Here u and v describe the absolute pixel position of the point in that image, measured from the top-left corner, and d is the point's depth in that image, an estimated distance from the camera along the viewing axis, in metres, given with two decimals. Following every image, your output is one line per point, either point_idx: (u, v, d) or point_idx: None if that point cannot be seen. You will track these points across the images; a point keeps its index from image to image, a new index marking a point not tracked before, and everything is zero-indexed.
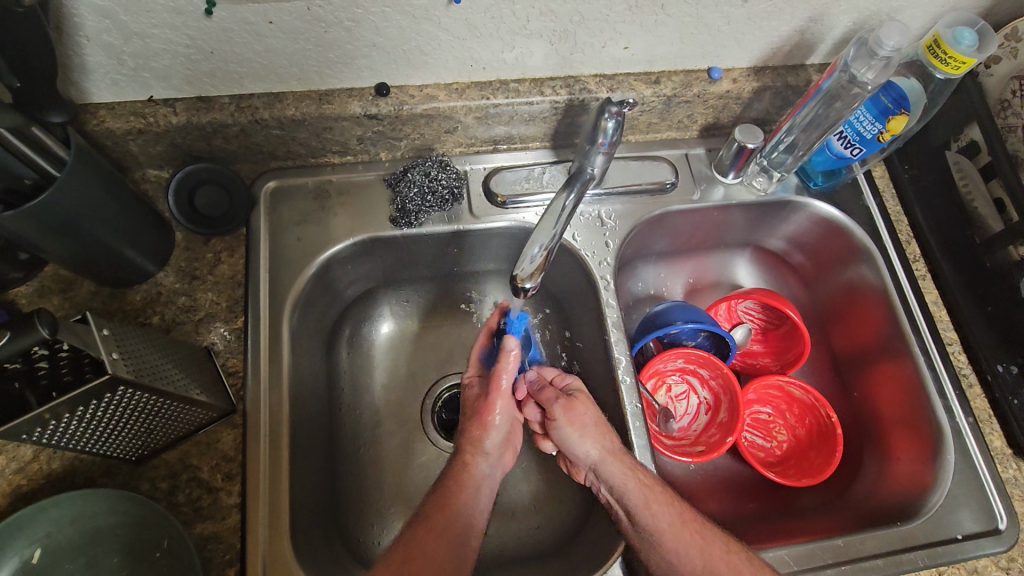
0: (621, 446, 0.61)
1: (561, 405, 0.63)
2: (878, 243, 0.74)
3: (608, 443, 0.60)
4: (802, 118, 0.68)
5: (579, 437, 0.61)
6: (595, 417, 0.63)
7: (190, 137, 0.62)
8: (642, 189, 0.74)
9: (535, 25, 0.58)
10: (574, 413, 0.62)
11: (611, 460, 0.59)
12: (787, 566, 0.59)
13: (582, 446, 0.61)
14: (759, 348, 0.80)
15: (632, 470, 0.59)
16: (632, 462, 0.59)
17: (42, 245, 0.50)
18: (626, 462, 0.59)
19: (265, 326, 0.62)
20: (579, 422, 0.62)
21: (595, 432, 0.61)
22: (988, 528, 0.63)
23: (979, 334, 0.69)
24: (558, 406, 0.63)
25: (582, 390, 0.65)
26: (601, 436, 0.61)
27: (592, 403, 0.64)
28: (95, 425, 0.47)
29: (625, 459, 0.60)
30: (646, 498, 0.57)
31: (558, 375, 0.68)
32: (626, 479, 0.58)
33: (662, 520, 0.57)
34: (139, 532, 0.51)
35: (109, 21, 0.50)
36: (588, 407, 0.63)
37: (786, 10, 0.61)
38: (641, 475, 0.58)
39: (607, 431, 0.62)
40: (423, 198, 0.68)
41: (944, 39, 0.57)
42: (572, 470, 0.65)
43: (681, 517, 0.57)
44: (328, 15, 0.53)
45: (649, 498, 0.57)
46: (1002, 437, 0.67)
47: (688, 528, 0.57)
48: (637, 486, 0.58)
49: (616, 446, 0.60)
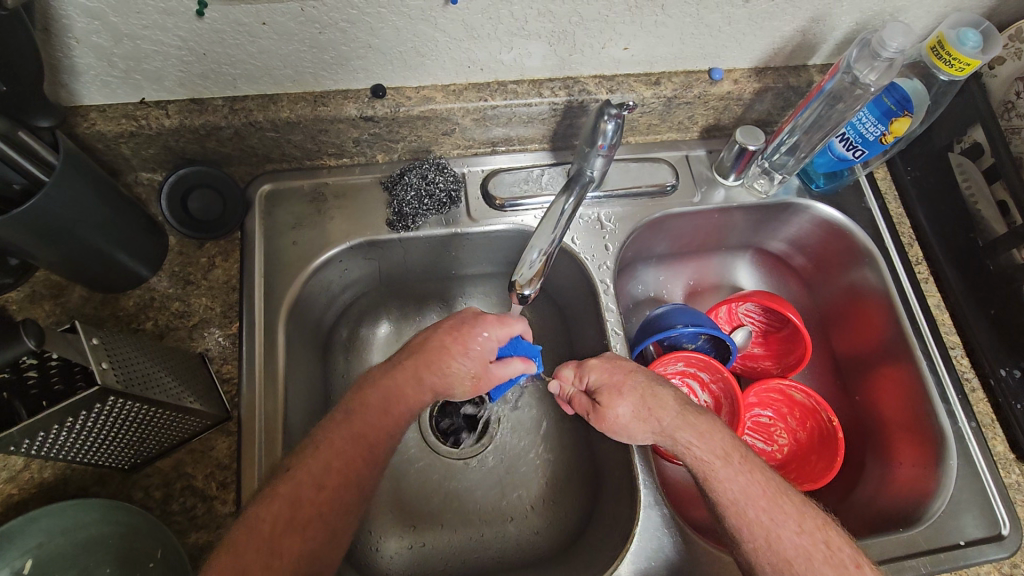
0: (670, 422, 0.57)
1: (593, 420, 0.61)
2: (881, 246, 0.73)
3: (655, 428, 0.58)
4: (804, 120, 0.67)
5: (629, 437, 0.59)
6: (628, 409, 0.58)
7: (184, 140, 0.61)
8: (642, 190, 0.73)
9: (533, 25, 0.57)
10: (608, 423, 0.59)
11: (667, 441, 0.58)
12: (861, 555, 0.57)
13: (638, 440, 0.59)
14: (760, 351, 0.79)
15: (687, 447, 0.56)
16: (688, 439, 0.57)
17: (30, 250, 0.49)
18: (682, 439, 0.57)
19: (259, 332, 0.61)
20: (619, 424, 0.59)
21: (637, 425, 0.58)
22: (991, 534, 0.62)
23: (981, 337, 0.69)
24: (595, 421, 0.60)
25: (603, 385, 0.60)
26: (646, 424, 0.58)
27: (619, 395, 0.59)
28: (87, 435, 0.46)
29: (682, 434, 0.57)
30: (705, 474, 0.55)
31: (576, 371, 0.63)
32: (687, 453, 0.56)
33: (723, 497, 0.54)
34: (133, 542, 0.50)
35: (99, 22, 0.49)
36: (617, 405, 0.58)
37: (788, 11, 0.60)
38: (698, 451, 0.56)
39: (648, 413, 0.58)
40: (420, 201, 0.67)
41: (948, 39, 0.57)
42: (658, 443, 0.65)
43: (746, 493, 0.54)
44: (323, 16, 0.52)
45: (708, 473, 0.55)
46: (1005, 441, 0.66)
47: (753, 505, 0.53)
48: (695, 461, 0.56)
49: (665, 423, 0.58)
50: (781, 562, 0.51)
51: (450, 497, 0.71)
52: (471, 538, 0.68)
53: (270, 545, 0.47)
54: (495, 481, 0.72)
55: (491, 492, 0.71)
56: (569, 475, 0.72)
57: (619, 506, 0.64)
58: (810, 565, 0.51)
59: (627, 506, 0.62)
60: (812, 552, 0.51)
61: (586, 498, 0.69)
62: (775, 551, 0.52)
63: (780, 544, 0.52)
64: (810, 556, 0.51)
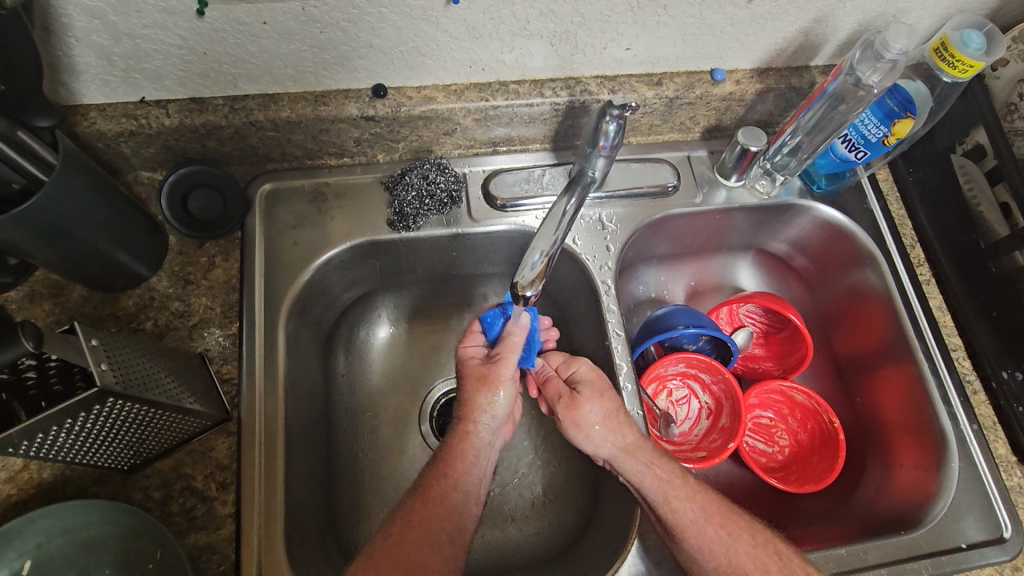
0: (637, 441, 0.59)
1: (562, 406, 0.63)
2: (883, 248, 0.73)
3: (620, 439, 0.59)
4: (808, 120, 0.66)
5: (586, 438, 0.61)
6: (600, 412, 0.61)
7: (184, 140, 0.61)
8: (643, 191, 0.72)
9: (535, 25, 0.57)
10: (576, 413, 0.61)
11: (625, 457, 0.59)
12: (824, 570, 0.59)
13: (591, 445, 0.61)
14: (760, 352, 0.79)
15: (647, 467, 0.58)
16: (649, 458, 0.58)
17: (29, 250, 0.49)
18: (642, 457, 0.59)
19: (260, 332, 0.61)
20: (585, 421, 0.61)
21: (603, 429, 0.60)
22: (993, 537, 0.62)
23: (983, 339, 0.69)
24: (561, 406, 0.63)
25: (587, 381, 0.63)
26: (613, 432, 0.60)
27: (598, 396, 0.61)
28: (87, 436, 0.46)
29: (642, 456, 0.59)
30: (665, 495, 0.56)
31: (565, 362, 0.66)
32: (643, 473, 0.58)
33: (682, 516, 0.55)
34: (132, 543, 0.50)
35: (98, 21, 0.48)
36: (592, 403, 0.61)
37: (791, 11, 0.60)
38: (658, 471, 0.58)
39: (618, 423, 0.60)
40: (421, 201, 0.67)
41: (951, 41, 0.56)
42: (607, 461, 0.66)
43: (705, 512, 0.56)
44: (324, 16, 0.51)
45: (669, 493, 0.57)
46: (1007, 443, 0.66)
47: (711, 522, 0.55)
48: (655, 482, 0.57)
49: (629, 440, 0.59)
50: None
51: None
52: (471, 539, 0.68)
53: None
54: (496, 482, 0.72)
55: (491, 493, 0.71)
56: (569, 476, 0.72)
57: (620, 509, 0.63)
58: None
59: (627, 508, 0.62)
60: (768, 564, 0.54)
61: (587, 499, 0.69)
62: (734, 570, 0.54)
63: (737, 562, 0.54)
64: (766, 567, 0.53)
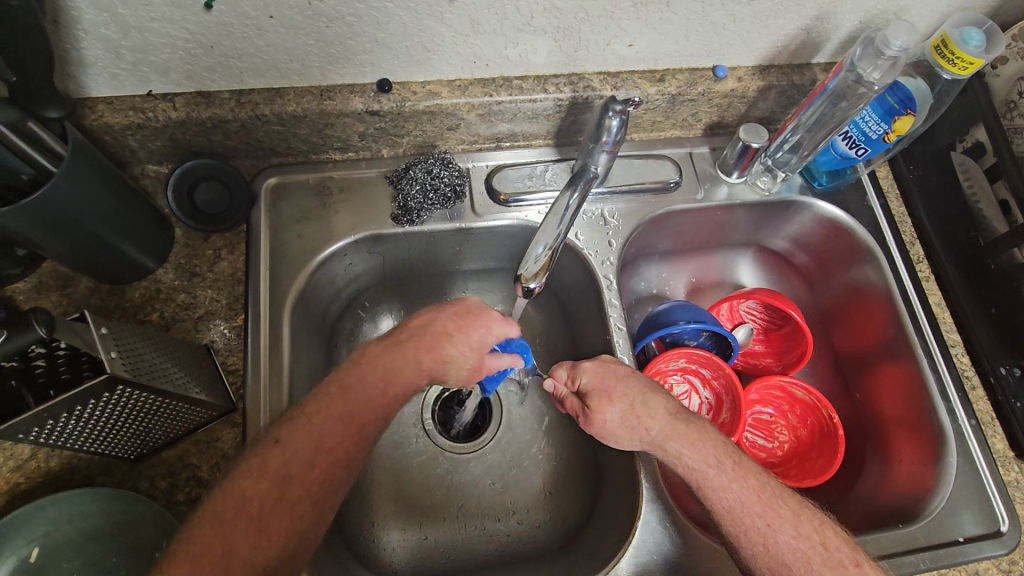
0: (661, 433, 0.57)
1: (583, 421, 0.61)
2: (882, 244, 0.74)
3: (646, 435, 0.58)
4: (808, 118, 0.67)
5: (618, 440, 0.60)
6: (620, 414, 0.59)
7: (190, 133, 0.61)
8: (645, 187, 0.73)
9: (538, 21, 0.57)
10: (598, 429, 0.60)
11: (656, 450, 0.58)
12: None
13: (625, 444, 0.60)
14: (761, 348, 0.80)
15: (677, 458, 0.56)
16: (677, 449, 0.57)
17: (38, 241, 0.50)
18: (670, 448, 0.57)
19: (265, 324, 0.61)
20: (608, 429, 0.59)
21: (626, 428, 0.58)
22: (990, 531, 0.63)
23: (982, 336, 0.69)
24: (584, 423, 0.61)
25: (593, 390, 0.60)
26: (634, 431, 0.58)
27: (609, 401, 0.59)
28: (94, 424, 0.46)
29: (669, 446, 0.57)
30: (698, 484, 0.56)
31: (568, 373, 0.62)
32: (676, 465, 0.57)
33: (720, 505, 0.54)
34: (138, 532, 0.51)
35: (107, 14, 0.49)
36: (609, 411, 0.59)
37: (793, 9, 0.61)
38: (688, 461, 0.56)
39: (639, 418, 0.58)
40: (425, 195, 0.67)
41: (951, 38, 0.57)
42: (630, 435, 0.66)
43: (742, 501, 0.54)
44: (330, 10, 0.52)
45: (702, 483, 0.55)
46: (1004, 439, 0.67)
47: (749, 513, 0.53)
48: (686, 472, 0.56)
49: (654, 433, 0.58)
50: (779, 566, 0.52)
51: (453, 491, 0.71)
52: (473, 531, 0.69)
53: (258, 526, 0.48)
54: (498, 475, 0.72)
55: (494, 485, 0.72)
56: (571, 470, 0.72)
57: (621, 501, 0.64)
58: (808, 569, 0.52)
59: (628, 500, 0.63)
60: (811, 556, 0.52)
61: (589, 492, 0.69)
62: (773, 556, 0.53)
63: (777, 550, 0.53)
64: (808, 560, 0.52)
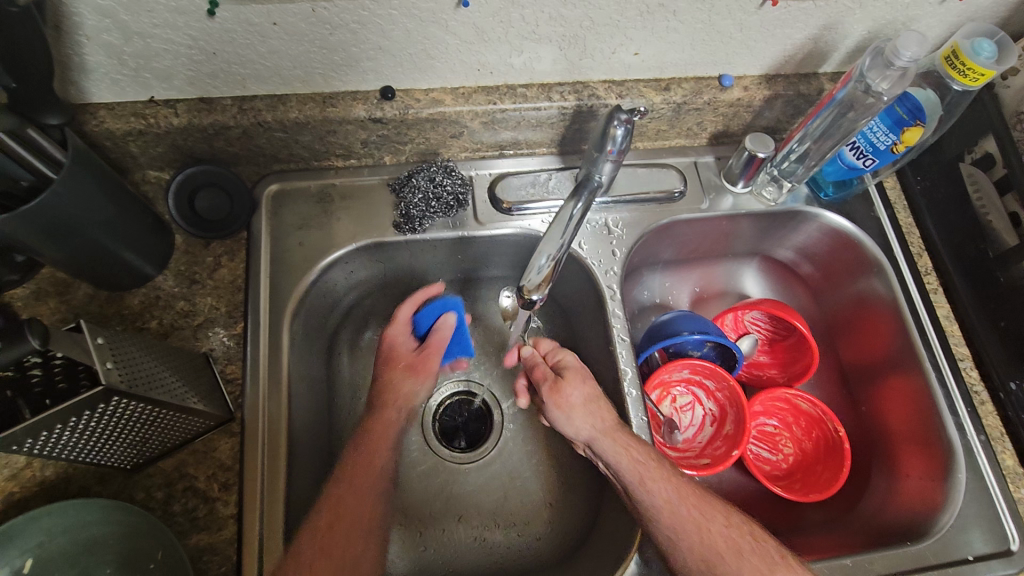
0: (613, 422, 0.60)
1: (545, 389, 0.64)
2: (890, 256, 0.73)
3: (599, 422, 0.60)
4: (815, 128, 0.66)
5: (567, 419, 0.62)
6: (582, 395, 0.62)
7: (192, 139, 0.61)
8: (649, 196, 0.72)
9: (544, 29, 0.57)
10: (561, 394, 0.63)
11: (603, 440, 0.59)
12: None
13: (571, 426, 0.61)
14: (766, 359, 0.79)
15: (625, 448, 0.58)
16: (626, 441, 0.58)
17: (36, 248, 0.49)
18: (620, 441, 0.59)
19: (264, 332, 0.61)
20: (567, 402, 0.62)
21: (583, 411, 0.61)
22: (1000, 550, 0.61)
23: (991, 349, 0.68)
24: (546, 387, 0.64)
25: (573, 367, 0.65)
26: (591, 415, 0.61)
27: (581, 380, 0.63)
28: (89, 435, 0.45)
29: (621, 437, 0.59)
30: (641, 477, 0.57)
31: (553, 351, 0.68)
32: (620, 457, 0.58)
33: (657, 496, 0.56)
34: (134, 543, 0.51)
35: (109, 20, 0.49)
36: (576, 387, 0.63)
37: (800, 18, 0.60)
38: (634, 452, 0.57)
39: (597, 408, 0.61)
40: (427, 203, 0.67)
41: (962, 49, 0.56)
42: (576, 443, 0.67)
43: (678, 493, 0.56)
44: (333, 17, 0.52)
45: (644, 477, 0.57)
46: (1014, 455, 0.65)
47: (684, 503, 0.55)
48: (631, 465, 0.57)
49: (608, 425, 0.60)
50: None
51: (453, 502, 0.70)
52: (473, 543, 0.68)
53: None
54: (498, 487, 0.72)
55: (494, 497, 0.71)
56: (572, 482, 0.71)
57: (623, 515, 0.63)
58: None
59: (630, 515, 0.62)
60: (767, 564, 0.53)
61: (591, 505, 0.68)
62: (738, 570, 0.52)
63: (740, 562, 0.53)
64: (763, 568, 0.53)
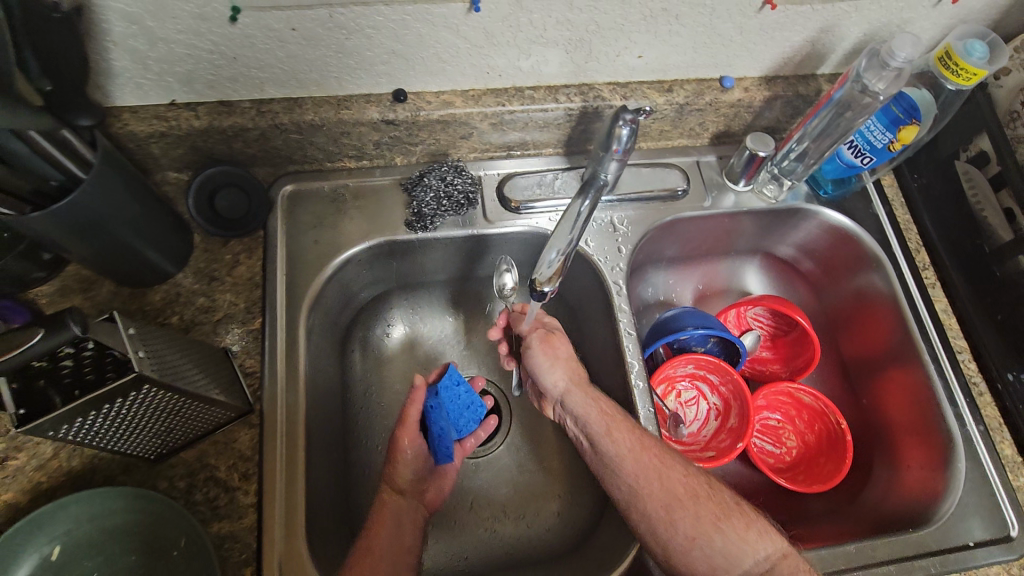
0: (586, 379, 0.66)
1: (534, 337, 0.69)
2: (888, 251, 0.75)
3: (575, 377, 0.66)
4: (814, 127, 0.68)
5: (548, 366, 0.66)
6: (567, 353, 0.68)
7: (211, 141, 0.63)
8: (654, 195, 0.74)
9: (551, 33, 0.59)
10: (549, 345, 0.68)
11: (576, 392, 0.64)
12: (830, 564, 0.59)
13: (551, 374, 0.66)
14: (769, 354, 0.80)
15: (595, 401, 0.63)
16: (595, 394, 0.64)
17: (66, 245, 0.51)
18: (591, 395, 0.64)
19: (282, 328, 0.63)
20: (553, 351, 0.67)
21: (565, 365, 0.66)
22: (1000, 536, 0.63)
23: (989, 342, 0.70)
24: (537, 336, 0.68)
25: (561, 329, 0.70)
26: (571, 371, 0.66)
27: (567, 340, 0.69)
28: (118, 424, 0.47)
29: (590, 391, 0.64)
30: (607, 426, 0.61)
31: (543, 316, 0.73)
32: (590, 408, 0.62)
33: (621, 446, 0.59)
34: (158, 531, 0.52)
35: (136, 26, 0.51)
36: (563, 344, 0.68)
37: (799, 21, 0.62)
38: (603, 405, 0.63)
39: (576, 366, 0.67)
40: (438, 202, 0.69)
41: (955, 50, 0.58)
42: (541, 403, 0.71)
43: (641, 443, 0.59)
44: (349, 22, 0.54)
45: (611, 427, 0.61)
46: (1012, 445, 0.67)
47: (647, 452, 0.58)
48: (599, 414, 0.62)
49: (584, 382, 0.65)
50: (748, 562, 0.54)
51: (463, 495, 0.72)
52: (485, 534, 0.69)
53: None
54: (508, 480, 0.73)
55: (504, 489, 0.72)
56: (580, 474, 0.73)
57: None
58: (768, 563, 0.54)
59: None
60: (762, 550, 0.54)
61: (599, 496, 0.70)
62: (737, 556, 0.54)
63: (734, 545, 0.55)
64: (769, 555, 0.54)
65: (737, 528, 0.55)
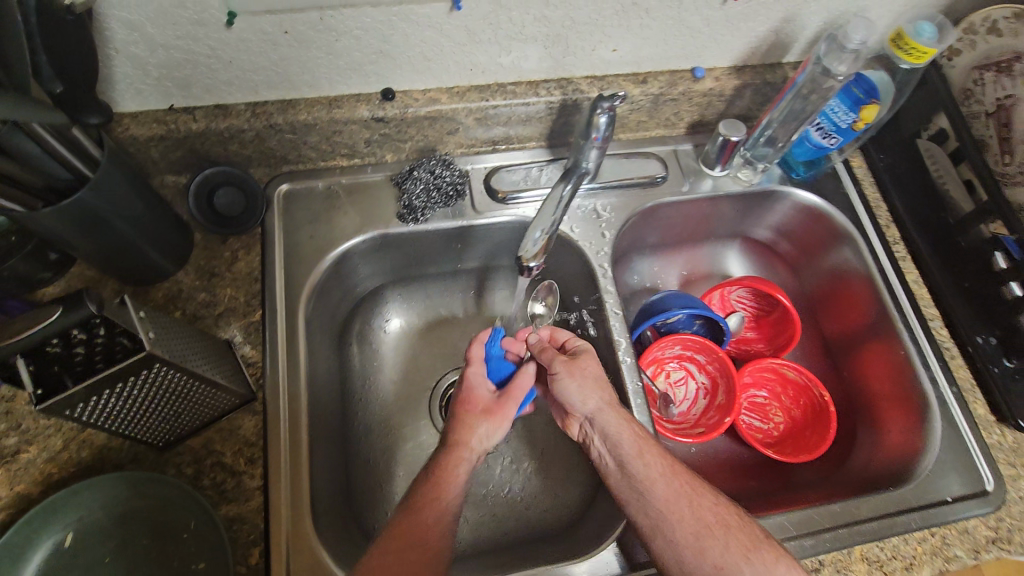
0: (617, 399, 0.63)
1: (560, 363, 0.64)
2: (859, 226, 0.78)
3: (606, 395, 0.63)
4: (780, 113, 0.73)
5: (578, 390, 0.63)
6: (595, 372, 0.64)
7: (209, 143, 0.66)
8: (633, 181, 0.78)
9: (530, 30, 0.62)
10: (576, 366, 0.64)
11: (609, 412, 0.62)
12: (814, 523, 0.62)
13: (580, 397, 0.63)
14: (752, 335, 0.84)
15: (628, 422, 0.61)
16: (628, 419, 0.61)
17: (72, 242, 0.54)
18: (623, 415, 0.62)
19: (282, 320, 0.65)
20: (582, 374, 0.63)
21: (594, 385, 0.63)
22: (977, 491, 0.65)
23: (959, 309, 0.73)
24: (561, 361, 0.64)
25: (586, 349, 0.66)
26: (601, 390, 0.63)
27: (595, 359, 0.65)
28: (128, 405, 0.49)
29: (622, 412, 0.62)
30: (639, 449, 0.59)
31: (566, 339, 0.69)
32: (622, 429, 0.60)
33: (653, 469, 0.58)
34: (167, 515, 0.53)
35: (137, 33, 0.54)
36: (590, 362, 0.65)
37: (761, 11, 0.66)
38: (636, 427, 0.61)
39: (606, 385, 0.64)
40: (428, 195, 0.72)
41: (906, 32, 0.62)
42: (564, 422, 0.68)
43: (671, 468, 0.58)
44: (339, 24, 0.57)
45: (643, 448, 0.60)
46: (985, 405, 0.70)
47: (678, 478, 0.58)
48: (632, 437, 0.60)
49: (616, 403, 0.63)
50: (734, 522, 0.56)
51: None
52: (484, 515, 0.71)
53: None
54: (505, 462, 0.75)
55: (501, 471, 0.75)
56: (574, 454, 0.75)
57: None
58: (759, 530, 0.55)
59: None
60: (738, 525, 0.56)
61: (593, 473, 0.72)
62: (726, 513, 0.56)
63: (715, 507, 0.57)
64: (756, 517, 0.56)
65: (766, 558, 0.53)
